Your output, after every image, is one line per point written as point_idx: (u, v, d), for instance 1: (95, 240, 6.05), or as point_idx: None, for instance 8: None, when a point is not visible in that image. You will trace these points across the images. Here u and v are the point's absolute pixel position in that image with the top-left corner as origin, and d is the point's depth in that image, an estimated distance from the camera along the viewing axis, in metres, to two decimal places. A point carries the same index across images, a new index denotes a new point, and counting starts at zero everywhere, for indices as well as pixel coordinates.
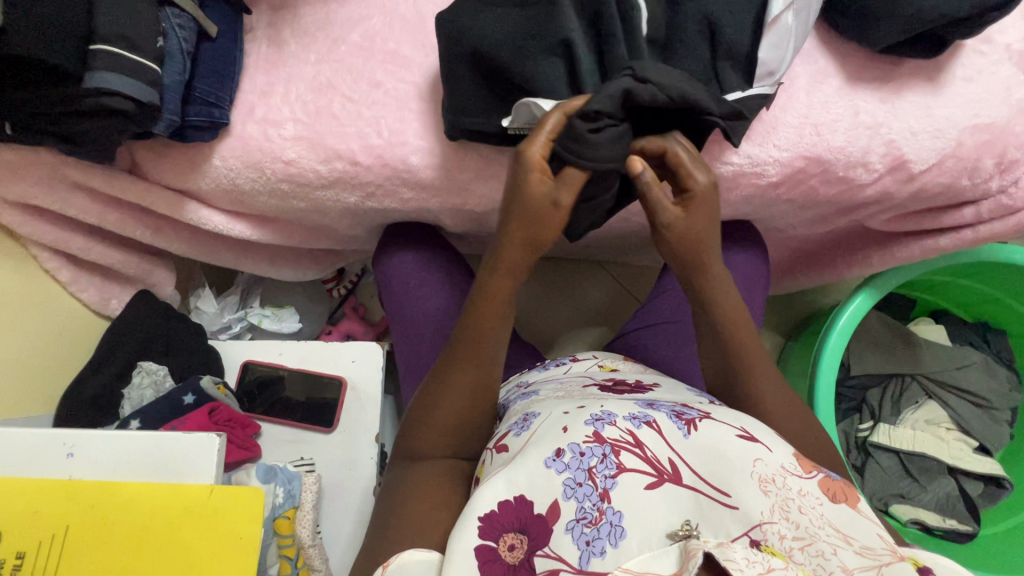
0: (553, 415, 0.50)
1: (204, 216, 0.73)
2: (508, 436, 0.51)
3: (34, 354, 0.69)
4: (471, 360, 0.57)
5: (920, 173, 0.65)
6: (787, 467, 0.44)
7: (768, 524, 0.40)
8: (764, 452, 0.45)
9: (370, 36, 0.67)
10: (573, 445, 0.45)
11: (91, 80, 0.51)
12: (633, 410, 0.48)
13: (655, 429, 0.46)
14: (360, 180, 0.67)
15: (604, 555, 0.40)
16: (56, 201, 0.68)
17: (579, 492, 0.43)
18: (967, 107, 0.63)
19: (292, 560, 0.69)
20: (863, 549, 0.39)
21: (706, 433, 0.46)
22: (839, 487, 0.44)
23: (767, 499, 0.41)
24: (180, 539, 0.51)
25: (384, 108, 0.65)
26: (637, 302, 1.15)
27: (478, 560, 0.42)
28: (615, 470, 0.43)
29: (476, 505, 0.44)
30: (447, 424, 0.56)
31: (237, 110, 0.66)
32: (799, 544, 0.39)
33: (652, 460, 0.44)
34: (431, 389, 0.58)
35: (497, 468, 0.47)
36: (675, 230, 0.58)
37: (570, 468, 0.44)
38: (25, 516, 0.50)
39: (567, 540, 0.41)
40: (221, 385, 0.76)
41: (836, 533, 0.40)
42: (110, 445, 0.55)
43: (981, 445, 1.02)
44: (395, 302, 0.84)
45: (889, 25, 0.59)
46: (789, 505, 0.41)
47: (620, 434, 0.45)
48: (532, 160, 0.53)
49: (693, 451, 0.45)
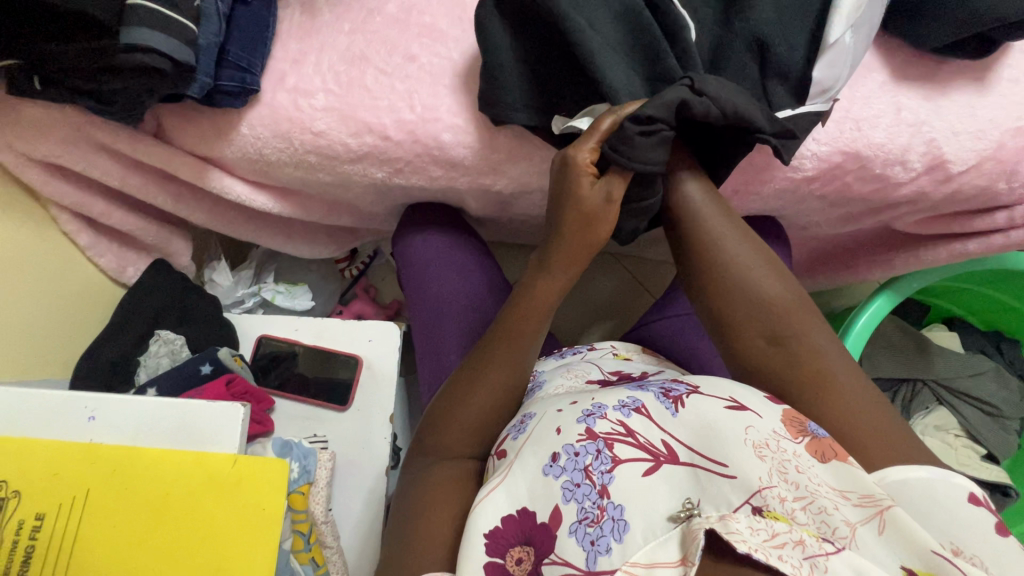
0: (547, 414, 0.49)
1: (227, 186, 0.72)
2: (507, 440, 0.51)
3: (50, 316, 0.68)
4: (515, 350, 0.57)
5: (958, 174, 0.64)
6: (778, 431, 0.44)
7: (768, 490, 0.39)
8: (754, 419, 0.44)
9: (407, 8, 0.66)
10: (566, 447, 0.44)
11: (126, 36, 0.50)
12: (622, 398, 0.47)
13: (645, 414, 0.45)
14: (389, 156, 0.66)
15: (610, 553, 0.39)
16: (79, 161, 0.67)
17: (578, 493, 0.41)
18: (1011, 108, 0.62)
19: (305, 536, 0.67)
20: (863, 499, 0.40)
21: (694, 408, 0.45)
22: (826, 444, 0.43)
23: (763, 464, 0.41)
24: (201, 506, 0.50)
25: (417, 82, 0.64)
26: (651, 296, 1.14)
27: None
28: (610, 465, 0.42)
29: (479, 524, 0.44)
30: (472, 428, 0.55)
31: (268, 77, 0.65)
32: (801, 504, 0.39)
33: (646, 445, 0.43)
34: (455, 390, 0.57)
35: (495, 477, 0.47)
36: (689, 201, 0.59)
37: (567, 470, 0.43)
38: (46, 477, 0.49)
39: (572, 542, 0.40)
40: (238, 357, 0.74)
41: (832, 490, 0.40)
42: (132, 410, 0.55)
43: (989, 453, 1.01)
44: (419, 281, 0.83)
45: (942, 20, 0.58)
46: (786, 465, 0.41)
47: (611, 425, 0.44)
48: (582, 164, 0.54)
49: (684, 428, 0.44)
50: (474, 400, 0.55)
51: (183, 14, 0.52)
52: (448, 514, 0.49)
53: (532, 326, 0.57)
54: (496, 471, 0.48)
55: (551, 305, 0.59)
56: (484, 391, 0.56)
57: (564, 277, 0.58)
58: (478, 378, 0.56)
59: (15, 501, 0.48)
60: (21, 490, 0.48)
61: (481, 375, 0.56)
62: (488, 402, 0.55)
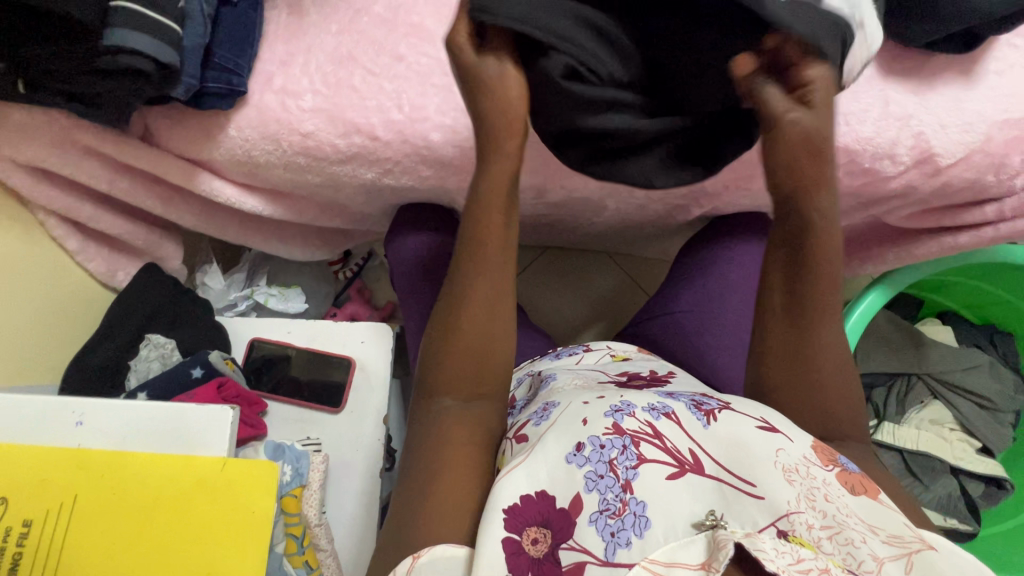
0: (573, 405, 0.49)
1: (216, 188, 0.71)
2: (528, 426, 0.50)
3: (39, 320, 0.68)
4: (491, 262, 0.53)
5: (946, 167, 0.64)
6: (809, 457, 0.44)
7: (795, 514, 0.40)
8: (785, 442, 0.45)
9: (394, 8, 0.65)
10: (592, 438, 0.43)
11: (110, 38, 0.49)
12: (652, 401, 0.47)
13: (674, 420, 0.45)
14: (379, 156, 0.66)
15: (630, 547, 0.39)
16: (66, 165, 0.66)
17: (601, 484, 0.41)
18: (998, 101, 0.62)
19: (298, 539, 0.68)
20: (892, 538, 0.39)
21: (726, 424, 0.45)
22: (856, 478, 0.44)
23: (792, 489, 0.41)
24: (192, 511, 0.50)
25: (405, 82, 0.64)
26: (645, 293, 1.14)
27: (504, 553, 0.40)
28: (636, 461, 0.42)
29: (497, 499, 0.43)
30: (468, 360, 0.52)
31: (255, 79, 0.64)
32: (827, 533, 0.39)
33: (672, 450, 0.43)
34: (439, 326, 0.54)
35: (516, 459, 0.46)
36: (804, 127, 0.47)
37: (591, 461, 0.42)
38: (33, 482, 0.49)
39: (591, 531, 0.40)
40: (229, 360, 0.75)
41: (863, 523, 0.40)
42: (121, 415, 0.54)
43: (983, 445, 1.02)
44: (410, 281, 0.83)
45: (933, 18, 0.58)
46: (815, 493, 0.41)
47: (639, 424, 0.44)
48: (459, 40, 0.49)
49: (714, 441, 0.44)
50: (460, 330, 0.53)
51: (167, 14, 0.52)
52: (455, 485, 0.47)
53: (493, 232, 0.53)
54: (517, 454, 0.47)
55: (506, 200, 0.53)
56: (473, 318, 0.53)
57: (506, 160, 0.52)
58: (467, 305, 0.53)
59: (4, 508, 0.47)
60: (9, 497, 0.48)
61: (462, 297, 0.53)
62: (478, 331, 0.53)
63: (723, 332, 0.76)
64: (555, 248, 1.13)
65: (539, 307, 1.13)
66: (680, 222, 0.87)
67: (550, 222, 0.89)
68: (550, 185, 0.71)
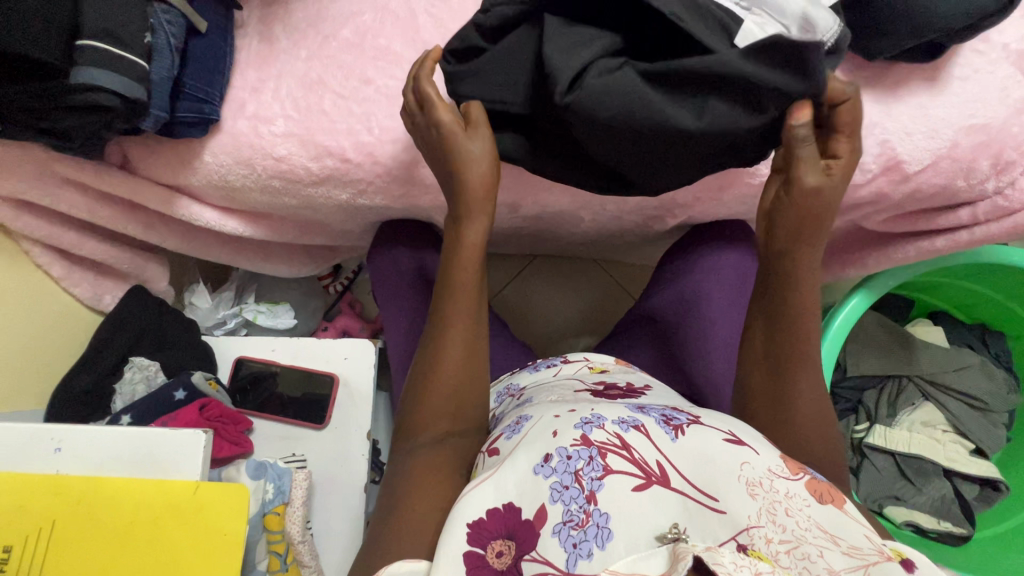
0: (544, 418, 0.48)
1: (196, 213, 0.73)
2: (500, 439, 0.50)
3: (24, 347, 0.70)
4: (473, 302, 0.56)
5: (915, 174, 0.64)
6: (775, 470, 0.43)
7: (755, 528, 0.39)
8: (751, 455, 0.43)
9: (362, 32, 0.66)
10: (560, 449, 0.43)
11: (77, 76, 0.51)
12: (622, 413, 0.46)
13: (643, 432, 0.44)
14: (351, 177, 0.67)
15: (591, 558, 0.38)
16: (48, 196, 0.68)
17: (566, 495, 0.41)
18: (963, 107, 0.62)
19: (281, 556, 0.69)
20: (852, 549, 0.37)
21: (694, 438, 0.44)
22: (824, 487, 0.42)
23: (754, 503, 0.40)
24: (165, 533, 0.51)
25: (374, 104, 0.65)
26: (632, 299, 1.15)
27: (466, 566, 0.41)
28: (601, 473, 0.41)
29: (463, 511, 0.43)
30: (448, 399, 0.53)
31: (227, 106, 0.66)
32: (785, 547, 0.38)
33: (640, 462, 0.42)
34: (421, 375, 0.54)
35: (486, 472, 0.46)
36: (822, 190, 0.52)
37: (557, 472, 0.42)
38: (12, 510, 0.50)
39: (554, 542, 0.39)
40: (213, 381, 0.77)
41: (823, 535, 0.38)
42: (98, 440, 0.56)
43: (978, 447, 1.01)
44: (391, 296, 0.83)
45: (891, 34, 0.58)
46: (776, 508, 0.40)
47: (607, 436, 0.43)
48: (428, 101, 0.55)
49: (682, 455, 0.43)
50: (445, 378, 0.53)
51: (134, 50, 0.53)
52: (432, 503, 0.47)
53: (467, 278, 0.56)
54: (488, 468, 0.47)
55: (480, 252, 0.57)
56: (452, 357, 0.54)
57: (481, 219, 0.57)
58: (447, 346, 0.54)
59: None
60: None
61: (439, 342, 0.55)
62: (457, 371, 0.53)
63: (702, 342, 0.76)
64: (541, 257, 1.14)
65: (530, 318, 1.14)
66: (659, 231, 0.87)
67: (530, 234, 0.89)
68: (523, 202, 0.72)
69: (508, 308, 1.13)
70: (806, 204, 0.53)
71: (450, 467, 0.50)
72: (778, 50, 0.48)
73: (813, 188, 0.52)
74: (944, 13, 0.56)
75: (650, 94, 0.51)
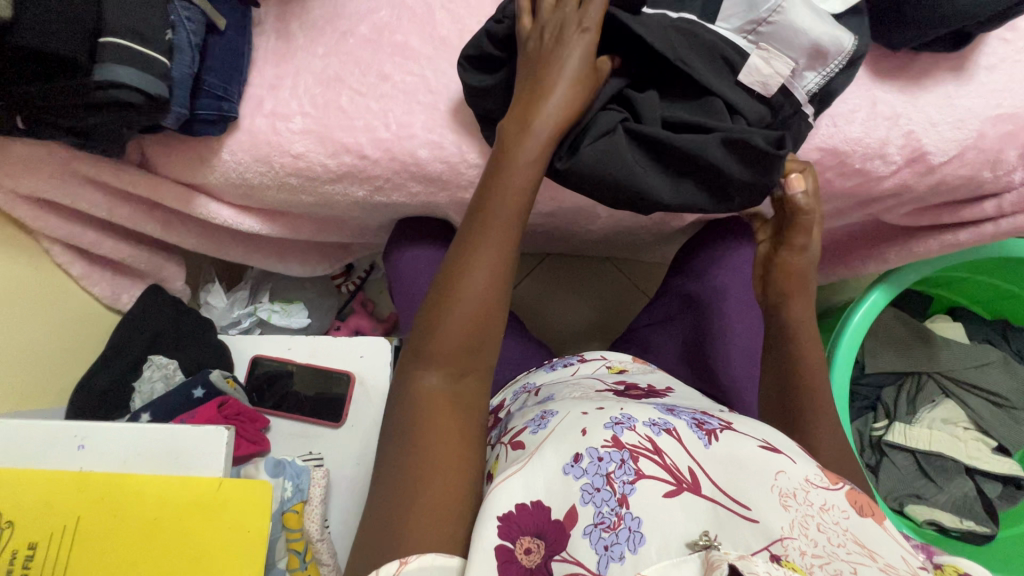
0: (571, 414, 0.48)
1: (213, 211, 0.73)
2: (525, 433, 0.50)
3: (44, 345, 0.70)
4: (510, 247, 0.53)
5: (940, 165, 0.63)
6: (812, 479, 0.41)
7: (789, 539, 0.36)
8: (787, 464, 0.41)
9: (379, 28, 0.66)
10: (591, 449, 0.42)
11: (100, 74, 0.51)
12: (653, 416, 0.45)
13: (675, 437, 0.43)
14: (369, 174, 0.67)
15: (623, 561, 0.37)
16: (68, 195, 0.68)
17: (597, 497, 0.40)
18: (990, 96, 0.61)
19: (300, 554, 0.69)
20: (887, 566, 0.35)
21: (727, 443, 0.43)
22: (864, 500, 0.41)
23: (786, 514, 0.38)
24: (189, 532, 0.51)
25: (391, 101, 0.65)
26: (646, 297, 1.14)
27: (497, 560, 0.40)
28: (633, 476, 0.40)
29: (494, 505, 0.42)
30: (467, 329, 0.50)
31: (245, 104, 0.66)
32: (819, 562, 0.35)
33: (671, 468, 0.41)
34: (440, 292, 0.52)
35: (512, 467, 0.45)
36: (810, 254, 0.60)
37: (588, 473, 0.41)
38: (37, 507, 0.50)
39: (585, 544, 0.39)
40: (230, 379, 0.76)
41: (860, 550, 0.36)
42: (122, 438, 0.56)
43: (1000, 445, 0.99)
44: (408, 294, 0.82)
45: (915, 23, 0.58)
46: (809, 522, 0.38)
47: (639, 439, 0.42)
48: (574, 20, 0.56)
49: (714, 460, 0.42)
50: (464, 299, 0.50)
51: (153, 47, 0.53)
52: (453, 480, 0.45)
53: (513, 214, 0.53)
54: (513, 462, 0.46)
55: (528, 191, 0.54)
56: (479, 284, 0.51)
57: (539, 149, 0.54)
58: (471, 271, 0.51)
59: (8, 531, 0.49)
60: (14, 520, 0.49)
61: (469, 262, 0.52)
62: (484, 300, 0.51)
63: (726, 338, 0.75)
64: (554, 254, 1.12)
65: (544, 317, 1.13)
66: (675, 228, 0.86)
67: (545, 231, 0.89)
68: (540, 198, 0.71)
69: (521, 307, 1.12)
70: (789, 264, 0.60)
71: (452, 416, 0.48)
72: (745, 148, 0.55)
73: (799, 247, 0.60)
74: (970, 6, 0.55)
75: (633, 159, 0.57)
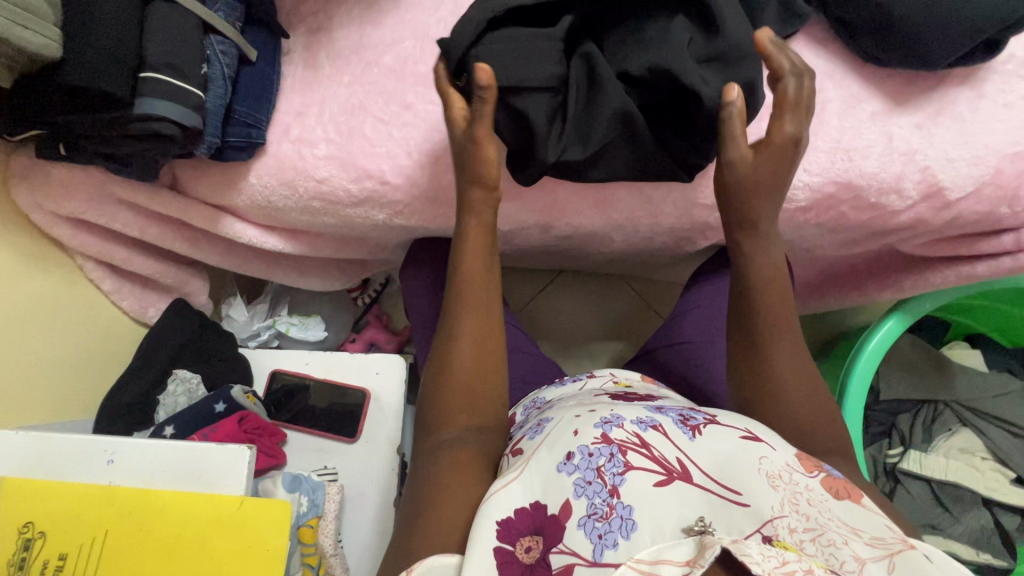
0: (564, 418, 0.48)
1: (239, 230, 0.75)
2: (524, 441, 0.51)
3: (75, 357, 0.73)
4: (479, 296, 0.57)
5: (956, 201, 0.63)
6: (792, 464, 0.43)
7: (779, 519, 0.38)
8: (769, 450, 0.43)
9: (403, 59, 0.68)
10: (581, 447, 0.43)
11: (141, 107, 0.54)
12: (640, 413, 0.46)
13: (661, 431, 0.44)
14: (389, 199, 0.69)
15: (617, 548, 0.38)
16: (102, 215, 0.72)
17: (589, 490, 0.41)
18: (1007, 133, 0.61)
19: (314, 568, 0.71)
20: (874, 539, 0.37)
21: (711, 436, 0.44)
22: (841, 484, 0.42)
23: (776, 494, 0.40)
24: (210, 546, 0.53)
25: (413, 129, 0.67)
26: (660, 316, 1.14)
27: (495, 561, 0.41)
28: (623, 468, 0.41)
29: (492, 509, 0.43)
30: (467, 384, 0.54)
31: (273, 130, 0.68)
32: (810, 535, 0.37)
33: (660, 459, 0.42)
34: (434, 371, 0.56)
35: (511, 473, 0.46)
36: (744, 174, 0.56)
37: (580, 468, 0.42)
38: (67, 519, 0.53)
39: (580, 535, 0.39)
40: (251, 394, 0.79)
41: (844, 526, 0.38)
42: (147, 453, 0.58)
43: (1018, 476, 0.96)
44: (421, 317, 0.83)
45: (945, 41, 0.56)
46: (798, 498, 0.40)
47: (627, 434, 0.43)
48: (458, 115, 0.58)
49: (701, 451, 0.43)
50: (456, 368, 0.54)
51: (190, 81, 0.56)
52: (462, 485, 0.48)
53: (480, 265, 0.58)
54: (512, 467, 0.47)
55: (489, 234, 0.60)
56: (466, 350, 0.55)
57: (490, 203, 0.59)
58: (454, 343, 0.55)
59: (43, 541, 0.52)
60: (47, 531, 0.52)
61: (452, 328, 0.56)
62: (474, 362, 0.55)
63: None
64: (569, 271, 1.13)
65: (555, 334, 1.14)
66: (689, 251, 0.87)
67: (559, 251, 0.90)
68: (554, 223, 0.72)
69: (532, 322, 1.14)
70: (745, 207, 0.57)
71: (468, 454, 0.51)
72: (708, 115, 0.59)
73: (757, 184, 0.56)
74: (991, 11, 0.55)
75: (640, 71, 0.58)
